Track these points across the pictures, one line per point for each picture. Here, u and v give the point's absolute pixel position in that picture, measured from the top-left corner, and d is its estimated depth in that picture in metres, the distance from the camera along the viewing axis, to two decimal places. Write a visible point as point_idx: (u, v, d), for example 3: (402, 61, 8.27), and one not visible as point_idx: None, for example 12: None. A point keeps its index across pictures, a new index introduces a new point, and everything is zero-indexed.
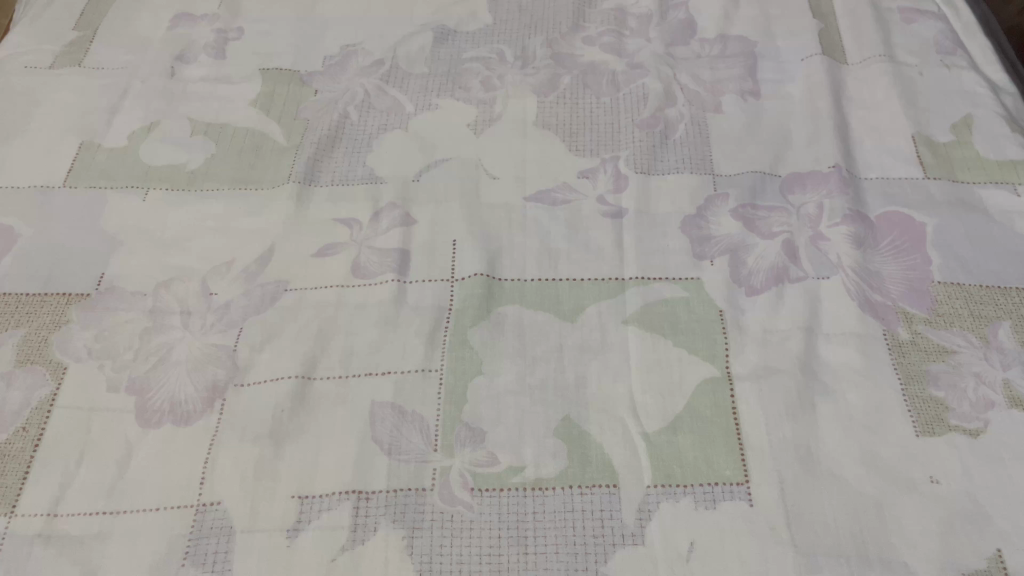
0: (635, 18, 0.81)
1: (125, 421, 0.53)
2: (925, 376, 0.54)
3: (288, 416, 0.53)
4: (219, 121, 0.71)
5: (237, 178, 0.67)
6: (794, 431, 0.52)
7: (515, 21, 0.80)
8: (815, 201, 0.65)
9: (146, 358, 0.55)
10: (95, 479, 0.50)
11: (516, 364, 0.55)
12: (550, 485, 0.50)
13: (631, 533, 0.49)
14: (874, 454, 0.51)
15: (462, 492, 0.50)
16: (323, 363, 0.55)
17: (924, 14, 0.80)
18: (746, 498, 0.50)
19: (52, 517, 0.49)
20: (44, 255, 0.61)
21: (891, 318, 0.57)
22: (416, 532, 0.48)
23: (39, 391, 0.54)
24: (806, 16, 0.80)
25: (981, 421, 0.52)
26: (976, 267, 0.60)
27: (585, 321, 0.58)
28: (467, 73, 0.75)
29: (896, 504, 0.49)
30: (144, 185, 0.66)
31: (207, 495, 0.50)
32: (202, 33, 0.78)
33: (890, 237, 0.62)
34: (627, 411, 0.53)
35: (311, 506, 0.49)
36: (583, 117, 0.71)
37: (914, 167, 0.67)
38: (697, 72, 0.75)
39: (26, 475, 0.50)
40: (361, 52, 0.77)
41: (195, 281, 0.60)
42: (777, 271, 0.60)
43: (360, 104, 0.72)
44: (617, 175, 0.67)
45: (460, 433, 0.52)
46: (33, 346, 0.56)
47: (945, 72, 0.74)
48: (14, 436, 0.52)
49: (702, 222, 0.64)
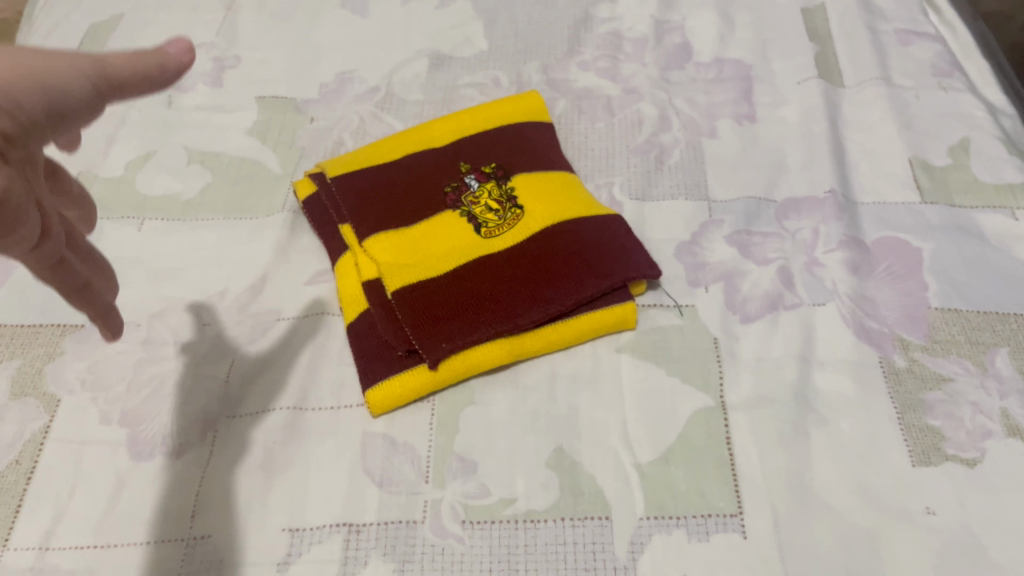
0: (630, 43, 0.81)
1: (117, 453, 0.52)
2: (921, 405, 0.54)
3: (280, 448, 0.53)
4: (215, 150, 0.72)
5: (232, 207, 0.67)
6: (788, 461, 0.51)
7: (510, 47, 0.81)
8: (810, 227, 0.64)
9: (139, 389, 0.55)
10: (86, 513, 0.50)
11: (508, 394, 0.56)
12: (541, 518, 0.50)
13: (623, 566, 0.48)
14: (868, 485, 0.50)
15: (452, 525, 0.49)
16: (315, 393, 0.56)
17: (920, 35, 0.80)
18: (739, 529, 0.49)
19: (43, 552, 0.48)
20: (40, 286, 0.61)
21: (887, 345, 0.57)
22: (405, 566, 0.48)
23: (31, 424, 0.54)
24: (802, 38, 0.81)
25: (978, 451, 0.51)
26: (973, 292, 0.59)
27: (577, 350, 0.58)
28: (463, 99, 0.76)
29: (890, 537, 0.48)
30: (140, 215, 0.66)
31: (198, 529, 0.49)
32: (201, 61, 0.79)
33: (886, 263, 0.62)
34: (619, 441, 0.53)
35: (302, 539, 0.49)
36: (577, 144, 0.72)
37: (910, 191, 0.67)
38: (692, 97, 0.76)
39: (18, 508, 0.50)
40: (358, 79, 0.78)
41: (189, 311, 0.60)
42: (771, 298, 0.60)
43: (356, 131, 0.73)
44: (612, 202, 0.67)
45: (452, 465, 0.52)
46: (27, 378, 0.56)
47: (942, 95, 0.74)
48: (7, 469, 0.52)
49: (697, 248, 0.64)
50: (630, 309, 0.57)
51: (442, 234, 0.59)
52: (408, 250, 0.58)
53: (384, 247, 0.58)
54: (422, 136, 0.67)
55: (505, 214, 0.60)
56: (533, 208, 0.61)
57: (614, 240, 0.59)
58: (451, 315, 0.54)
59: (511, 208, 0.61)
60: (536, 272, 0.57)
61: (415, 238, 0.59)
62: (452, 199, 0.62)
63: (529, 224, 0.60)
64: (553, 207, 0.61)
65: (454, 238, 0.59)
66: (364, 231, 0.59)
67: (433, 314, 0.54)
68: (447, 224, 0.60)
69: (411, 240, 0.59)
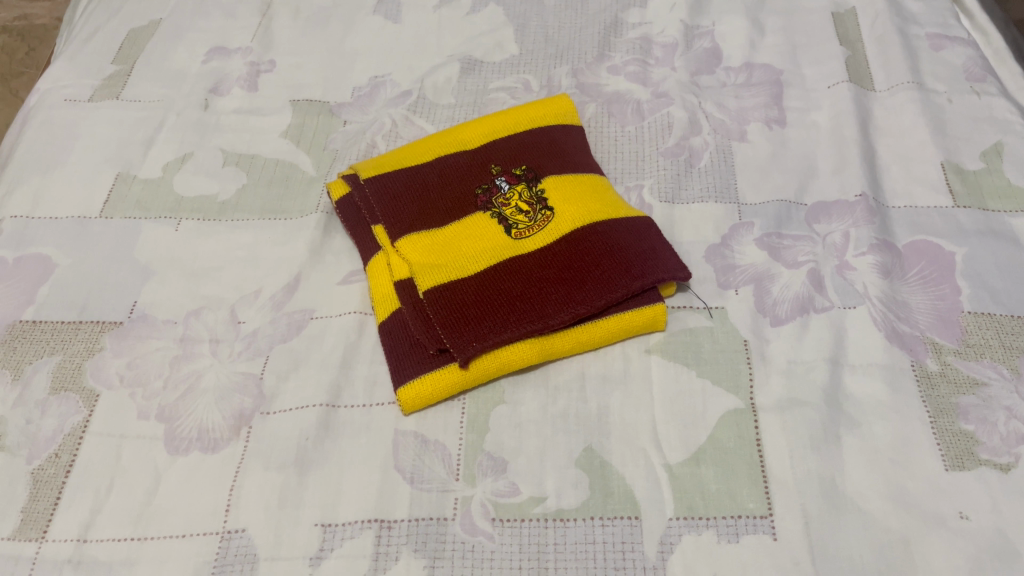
0: (660, 47, 0.82)
1: (154, 448, 0.53)
2: (954, 409, 0.53)
3: (313, 445, 0.53)
4: (250, 152, 0.73)
5: (267, 208, 0.68)
6: (819, 464, 0.51)
7: (541, 51, 0.82)
8: (841, 230, 0.64)
9: (175, 386, 0.56)
10: (124, 506, 0.51)
11: (538, 394, 0.56)
12: (570, 517, 0.50)
13: (652, 565, 0.48)
14: (901, 488, 0.50)
15: (483, 522, 0.50)
16: (348, 391, 0.56)
17: (952, 40, 0.79)
18: (770, 531, 0.49)
19: (81, 543, 0.50)
20: (80, 284, 0.63)
21: (919, 349, 0.57)
22: (436, 562, 0.48)
23: (71, 419, 0.55)
24: (833, 42, 0.80)
25: (1013, 456, 0.51)
26: (1007, 297, 0.59)
27: (607, 351, 0.58)
28: (493, 103, 0.77)
29: (923, 541, 0.47)
30: (177, 216, 0.68)
31: (232, 523, 0.50)
32: (236, 66, 0.81)
33: (918, 267, 0.62)
34: (650, 442, 0.53)
35: (334, 534, 0.50)
36: (607, 147, 0.73)
37: (942, 196, 0.66)
38: (722, 101, 0.76)
39: (58, 500, 0.51)
40: (390, 83, 0.79)
41: (224, 310, 0.61)
42: (802, 301, 0.60)
43: (388, 134, 0.74)
44: (642, 204, 0.68)
45: (482, 463, 0.53)
46: (67, 373, 0.57)
47: (975, 99, 0.73)
48: (47, 462, 0.53)
49: (727, 251, 0.64)
50: (659, 311, 0.57)
51: (473, 235, 0.60)
52: (439, 251, 0.59)
53: (416, 248, 0.59)
54: (454, 139, 0.68)
55: (535, 216, 0.61)
56: (563, 210, 0.61)
57: (643, 240, 0.59)
58: (482, 314, 0.55)
59: (540, 210, 0.61)
60: (565, 271, 0.57)
61: (446, 239, 0.60)
62: (482, 201, 0.62)
63: (559, 226, 0.60)
64: (583, 209, 0.61)
65: (484, 239, 0.60)
66: (397, 231, 0.60)
67: (464, 313, 0.55)
68: (478, 225, 0.61)
69: (443, 241, 0.60)
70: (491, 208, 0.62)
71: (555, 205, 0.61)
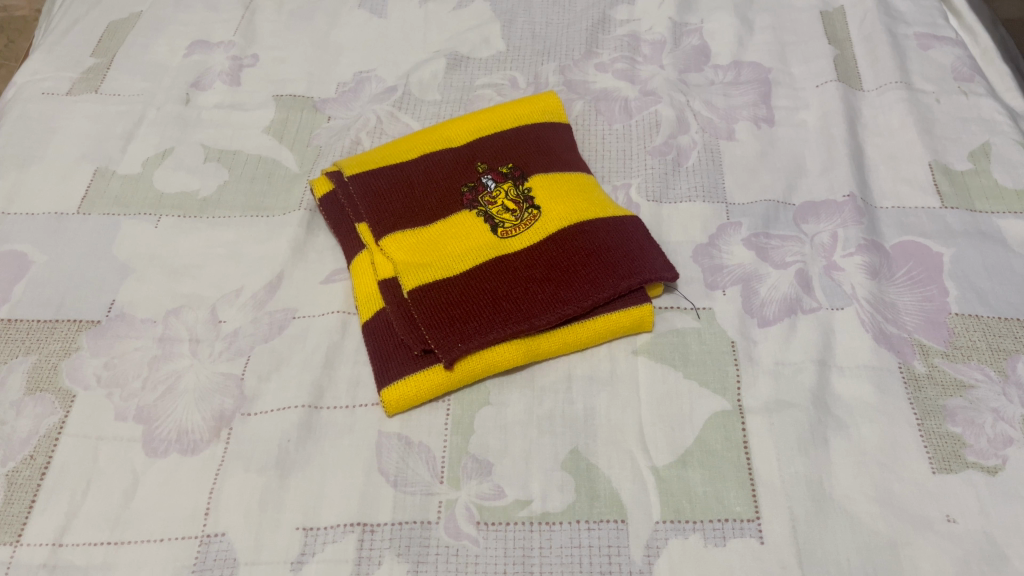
0: (648, 44, 0.81)
1: (132, 450, 0.52)
2: (941, 411, 0.53)
3: (295, 446, 0.52)
4: (232, 148, 0.72)
5: (248, 205, 0.67)
6: (807, 466, 0.51)
7: (528, 47, 0.81)
8: (829, 230, 0.64)
9: (154, 386, 0.55)
10: (101, 509, 0.50)
11: (524, 395, 0.55)
12: (557, 520, 0.49)
13: (639, 569, 0.47)
14: (888, 491, 0.49)
15: (467, 525, 0.49)
16: (331, 391, 0.56)
17: (940, 40, 0.79)
18: (757, 535, 0.48)
19: (57, 547, 0.48)
20: (56, 281, 0.61)
21: (907, 350, 0.56)
22: (420, 566, 0.48)
23: (46, 420, 0.54)
24: (821, 41, 0.80)
25: (1000, 459, 0.50)
26: (994, 299, 0.59)
27: (593, 352, 0.58)
28: (479, 100, 0.76)
29: (910, 545, 0.47)
30: (157, 212, 0.67)
31: (211, 526, 0.49)
32: (219, 60, 0.80)
33: (906, 268, 0.61)
34: (636, 444, 0.53)
35: (316, 537, 0.49)
36: (595, 144, 0.72)
37: (931, 196, 0.66)
38: (710, 99, 0.76)
39: (33, 503, 0.50)
40: (374, 78, 0.78)
41: (204, 309, 0.60)
42: (789, 302, 0.59)
43: (373, 130, 0.73)
44: (629, 203, 0.67)
45: (467, 465, 0.52)
46: (43, 373, 0.56)
47: (963, 99, 0.73)
48: (22, 464, 0.52)
49: (714, 251, 0.63)
50: (646, 312, 0.56)
51: (459, 234, 0.59)
52: (425, 249, 0.58)
53: (401, 247, 0.58)
54: (440, 136, 0.67)
55: (522, 215, 0.60)
56: (550, 208, 0.60)
57: (632, 239, 0.59)
58: (467, 314, 0.54)
59: (527, 209, 0.61)
60: (550, 270, 0.56)
61: (432, 237, 0.59)
62: (469, 199, 0.62)
63: (546, 225, 0.59)
64: (571, 208, 0.60)
65: (470, 238, 0.59)
66: (381, 230, 0.59)
67: (449, 313, 0.54)
68: (465, 224, 0.60)
69: (428, 239, 0.59)
70: (479, 206, 0.61)
71: (541, 204, 0.61)
